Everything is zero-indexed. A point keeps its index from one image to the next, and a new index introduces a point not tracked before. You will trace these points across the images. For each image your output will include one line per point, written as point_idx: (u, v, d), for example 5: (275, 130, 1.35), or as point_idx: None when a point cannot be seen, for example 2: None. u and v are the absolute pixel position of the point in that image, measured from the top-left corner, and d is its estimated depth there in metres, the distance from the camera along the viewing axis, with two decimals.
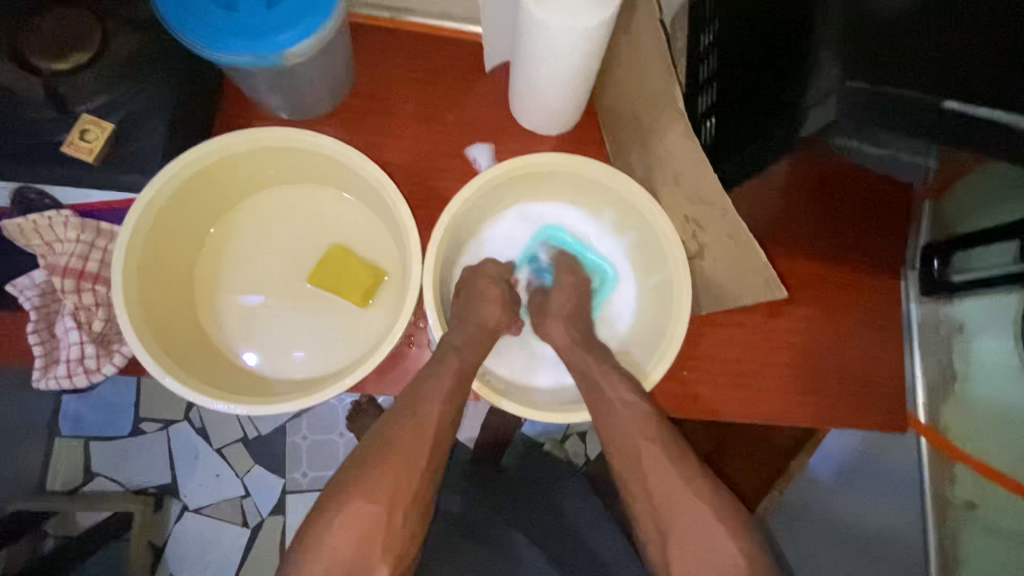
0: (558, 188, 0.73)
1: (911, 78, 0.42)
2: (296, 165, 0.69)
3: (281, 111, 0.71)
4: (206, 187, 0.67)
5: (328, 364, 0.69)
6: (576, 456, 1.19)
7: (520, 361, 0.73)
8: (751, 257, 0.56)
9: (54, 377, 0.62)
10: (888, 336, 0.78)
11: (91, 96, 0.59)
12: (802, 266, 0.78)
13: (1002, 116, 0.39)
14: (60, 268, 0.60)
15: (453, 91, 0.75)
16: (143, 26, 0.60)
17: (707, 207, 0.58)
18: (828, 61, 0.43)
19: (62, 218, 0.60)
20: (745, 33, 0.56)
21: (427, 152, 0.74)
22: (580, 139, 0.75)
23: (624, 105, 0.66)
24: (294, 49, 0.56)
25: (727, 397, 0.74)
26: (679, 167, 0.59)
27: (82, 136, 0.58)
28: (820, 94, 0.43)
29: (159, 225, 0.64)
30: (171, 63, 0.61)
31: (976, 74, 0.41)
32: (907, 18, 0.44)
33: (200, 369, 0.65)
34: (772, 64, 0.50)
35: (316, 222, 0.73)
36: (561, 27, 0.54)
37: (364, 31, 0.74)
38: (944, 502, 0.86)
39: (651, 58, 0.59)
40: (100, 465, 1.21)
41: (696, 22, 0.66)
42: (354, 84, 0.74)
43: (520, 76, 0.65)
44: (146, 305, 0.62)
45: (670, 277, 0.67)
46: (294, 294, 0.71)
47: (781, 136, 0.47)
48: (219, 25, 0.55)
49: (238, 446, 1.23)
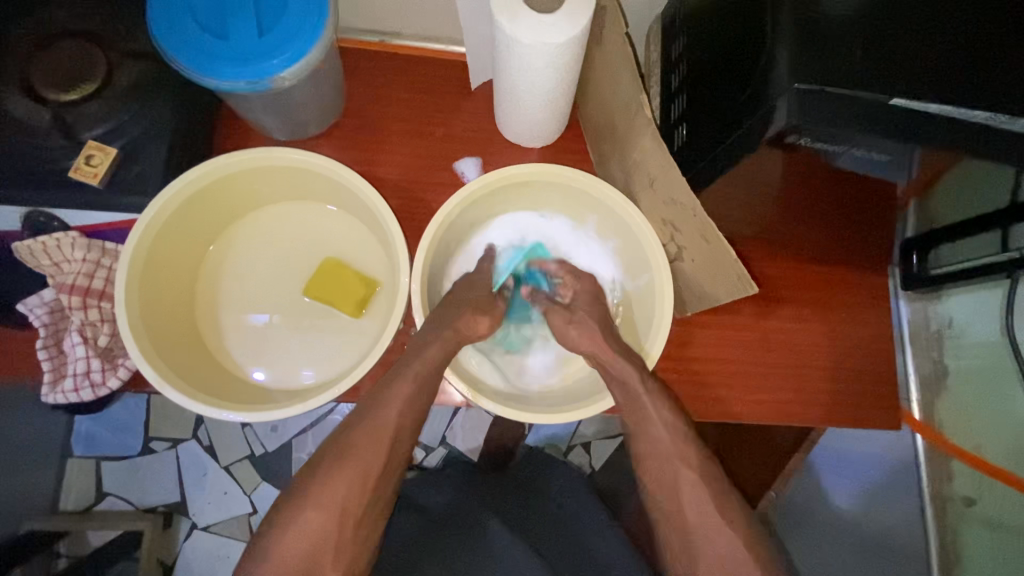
0: (544, 196, 0.76)
1: (856, 77, 0.44)
2: (290, 183, 0.73)
3: (277, 133, 0.75)
4: (205, 206, 0.70)
5: (323, 373, 0.72)
6: (582, 467, 1.19)
7: (512, 361, 0.75)
8: (724, 255, 0.58)
9: (62, 392, 0.65)
10: (878, 333, 0.79)
11: (97, 124, 0.63)
12: (788, 267, 0.79)
13: (938, 109, 0.43)
14: (67, 286, 0.64)
15: (442, 109, 0.78)
16: (145, 57, 0.64)
17: (680, 208, 0.60)
18: (782, 64, 0.46)
19: (70, 239, 0.64)
20: (708, 42, 0.59)
21: (417, 167, 0.77)
22: (564, 149, 0.78)
23: (602, 114, 0.69)
24: (284, 74, 0.60)
25: (718, 397, 0.75)
26: (653, 171, 0.61)
27: (88, 161, 0.62)
28: (774, 95, 0.46)
29: (160, 243, 0.67)
30: (171, 90, 0.65)
31: (914, 72, 0.44)
32: (853, 21, 0.47)
33: (201, 380, 0.67)
34: (733, 71, 0.52)
35: (310, 236, 0.75)
36: (534, 44, 0.57)
37: (355, 55, 0.78)
38: (942, 498, 0.91)
39: (622, 69, 0.61)
40: (111, 485, 1.23)
41: (667, 35, 0.69)
42: (347, 105, 0.77)
43: (501, 91, 0.68)
44: (148, 320, 0.65)
45: (653, 280, 0.69)
46: (291, 306, 0.73)
47: (743, 136, 0.50)
48: (211, 54, 0.58)
49: (246, 463, 1.25)
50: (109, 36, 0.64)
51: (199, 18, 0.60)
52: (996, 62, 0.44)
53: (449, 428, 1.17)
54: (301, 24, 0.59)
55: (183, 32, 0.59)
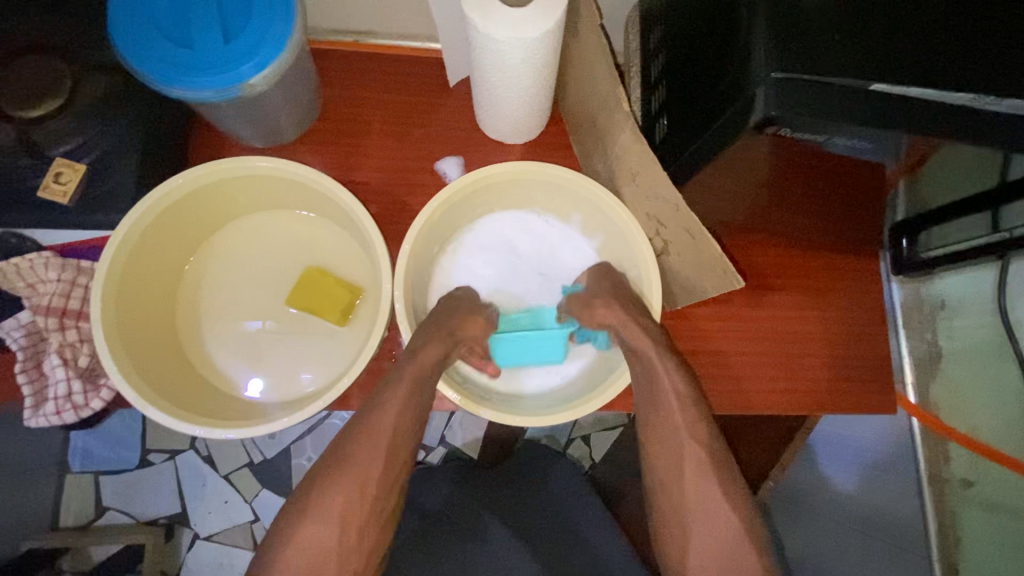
0: (528, 194, 0.74)
1: (836, 64, 0.43)
2: (268, 191, 0.71)
3: (252, 140, 0.73)
4: (183, 217, 0.68)
5: (310, 384, 0.71)
6: (582, 460, 1.19)
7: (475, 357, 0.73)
8: (709, 249, 0.57)
9: (43, 416, 0.63)
10: (872, 318, 0.78)
11: (65, 140, 0.61)
12: (778, 255, 0.78)
13: (920, 94, 0.42)
14: (42, 307, 0.62)
15: (421, 108, 0.76)
16: (110, 69, 0.63)
17: (662, 202, 0.59)
18: (760, 52, 0.44)
19: (43, 260, 0.63)
20: (685, 32, 0.57)
21: (398, 169, 0.75)
22: (547, 144, 0.76)
23: (583, 109, 0.67)
24: (253, 79, 0.58)
25: (713, 389, 0.74)
26: (634, 165, 0.60)
27: (56, 180, 0.61)
28: (752, 85, 0.44)
29: (136, 259, 0.65)
30: (138, 100, 0.64)
31: (893, 57, 0.43)
32: (830, 6, 0.45)
33: (184, 397, 0.66)
34: (711, 61, 0.51)
35: (291, 246, 0.74)
36: (507, 39, 0.55)
37: (328, 56, 0.76)
38: (940, 479, 0.91)
39: (599, 62, 0.60)
40: (111, 499, 1.22)
41: (645, 25, 0.68)
42: (323, 109, 0.75)
43: (478, 90, 0.67)
44: (127, 339, 0.64)
45: (640, 276, 0.68)
46: (276, 316, 0.72)
47: (723, 128, 0.48)
48: (177, 64, 0.57)
49: (245, 471, 1.24)
50: (71, 48, 0.62)
51: (162, 27, 0.58)
52: (979, 40, 0.43)
53: (447, 427, 1.17)
54: (267, 28, 0.58)
55: (145, 43, 0.57)
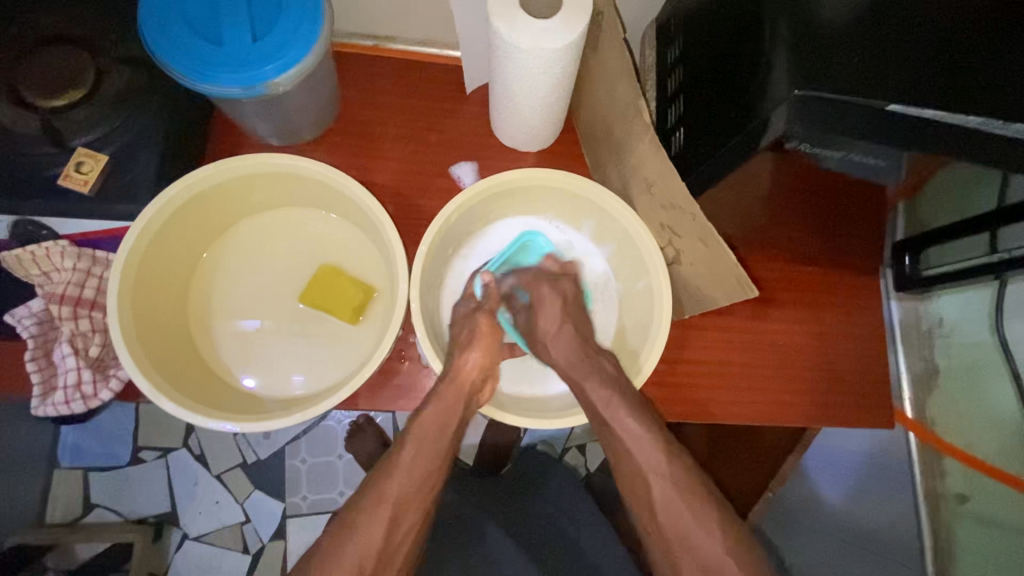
0: (541, 201, 0.75)
1: (853, 84, 0.45)
2: (286, 188, 0.72)
3: (270, 138, 0.74)
4: (200, 212, 0.69)
5: (318, 383, 0.71)
6: (578, 469, 1.19)
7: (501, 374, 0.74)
8: (723, 259, 0.59)
9: (52, 404, 0.63)
10: (872, 334, 0.80)
11: (87, 130, 0.62)
12: (782, 269, 0.80)
13: (933, 115, 0.44)
14: (57, 296, 0.62)
15: (437, 114, 0.78)
16: (135, 62, 0.63)
17: (678, 212, 0.61)
18: (780, 71, 0.46)
19: (59, 248, 0.62)
20: (705, 49, 0.59)
21: (413, 172, 0.76)
22: (560, 153, 0.78)
23: (599, 119, 0.69)
24: (278, 80, 0.59)
25: (715, 398, 0.75)
26: (651, 175, 0.62)
27: (78, 169, 0.61)
28: (774, 102, 0.46)
29: (152, 251, 0.65)
30: (161, 94, 0.64)
31: (908, 81, 0.45)
32: (848, 29, 0.47)
33: (194, 390, 0.66)
34: (730, 78, 0.53)
35: (305, 244, 0.75)
36: (532, 49, 0.57)
37: (348, 59, 0.77)
38: (936, 495, 0.94)
39: (619, 73, 0.62)
40: (99, 496, 1.20)
41: (663, 41, 0.70)
42: (341, 110, 0.77)
43: (497, 98, 0.68)
44: (141, 331, 0.64)
45: (651, 284, 0.69)
46: (286, 314, 0.73)
47: (741, 142, 0.50)
48: (206, 60, 0.58)
49: (238, 471, 1.23)
50: (98, 40, 0.63)
51: (193, 24, 0.59)
52: (988, 67, 0.45)
53: None
54: (295, 30, 0.59)
55: (176, 39, 0.58)
